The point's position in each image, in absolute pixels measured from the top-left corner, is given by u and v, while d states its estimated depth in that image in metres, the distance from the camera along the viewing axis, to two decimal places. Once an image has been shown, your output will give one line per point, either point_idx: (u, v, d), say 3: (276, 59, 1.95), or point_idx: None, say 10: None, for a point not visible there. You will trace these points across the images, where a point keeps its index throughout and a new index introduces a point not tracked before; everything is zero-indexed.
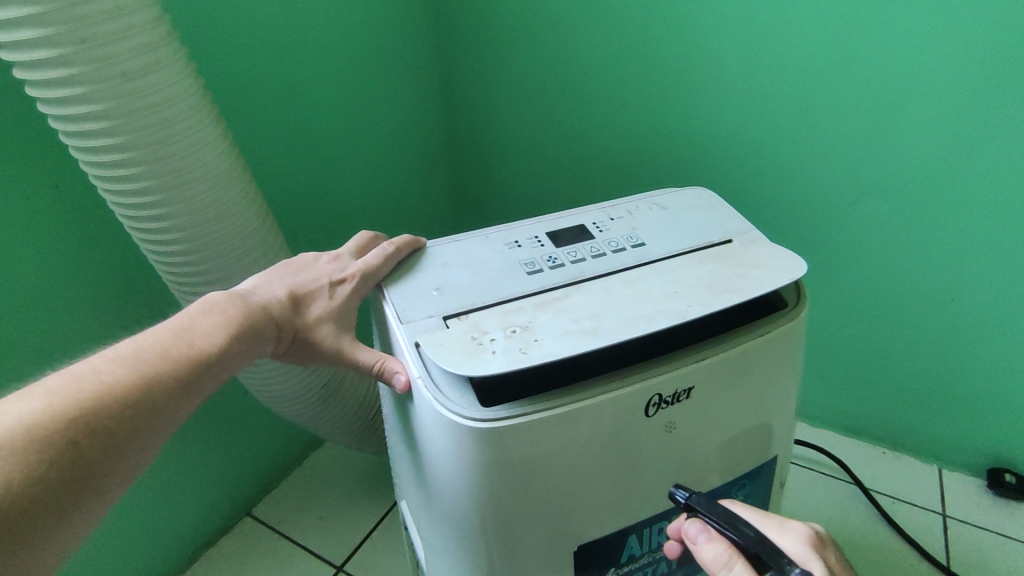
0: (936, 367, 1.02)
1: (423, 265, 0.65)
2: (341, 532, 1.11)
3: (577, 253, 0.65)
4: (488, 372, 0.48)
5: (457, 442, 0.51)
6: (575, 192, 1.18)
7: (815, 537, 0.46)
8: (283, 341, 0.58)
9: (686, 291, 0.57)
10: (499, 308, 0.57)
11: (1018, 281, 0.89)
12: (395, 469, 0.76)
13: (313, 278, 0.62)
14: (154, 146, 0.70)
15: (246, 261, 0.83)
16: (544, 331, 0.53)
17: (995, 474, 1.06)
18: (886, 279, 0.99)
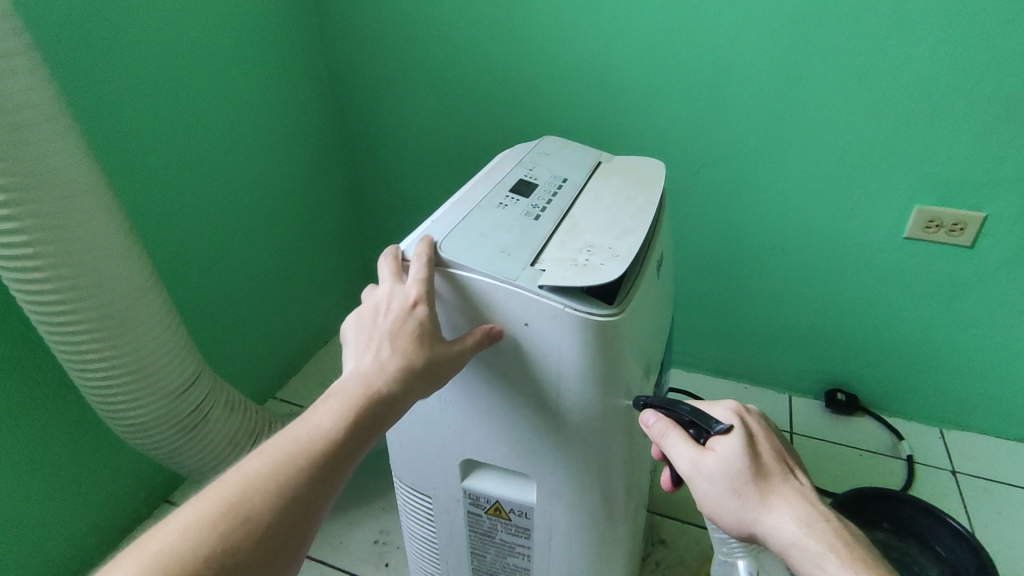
0: (780, 306, 1.22)
1: (456, 237, 0.59)
2: None
3: (543, 197, 0.68)
4: (620, 269, 0.55)
5: (589, 340, 0.55)
6: (465, 168, 1.27)
7: (740, 408, 0.57)
8: (414, 390, 0.53)
9: (631, 193, 0.70)
10: (551, 241, 0.61)
11: (834, 228, 1.09)
12: (434, 452, 0.67)
13: (390, 321, 0.54)
14: (58, 219, 0.66)
15: (150, 337, 0.79)
16: (605, 241, 0.59)
17: (831, 395, 1.27)
18: (737, 235, 1.16)
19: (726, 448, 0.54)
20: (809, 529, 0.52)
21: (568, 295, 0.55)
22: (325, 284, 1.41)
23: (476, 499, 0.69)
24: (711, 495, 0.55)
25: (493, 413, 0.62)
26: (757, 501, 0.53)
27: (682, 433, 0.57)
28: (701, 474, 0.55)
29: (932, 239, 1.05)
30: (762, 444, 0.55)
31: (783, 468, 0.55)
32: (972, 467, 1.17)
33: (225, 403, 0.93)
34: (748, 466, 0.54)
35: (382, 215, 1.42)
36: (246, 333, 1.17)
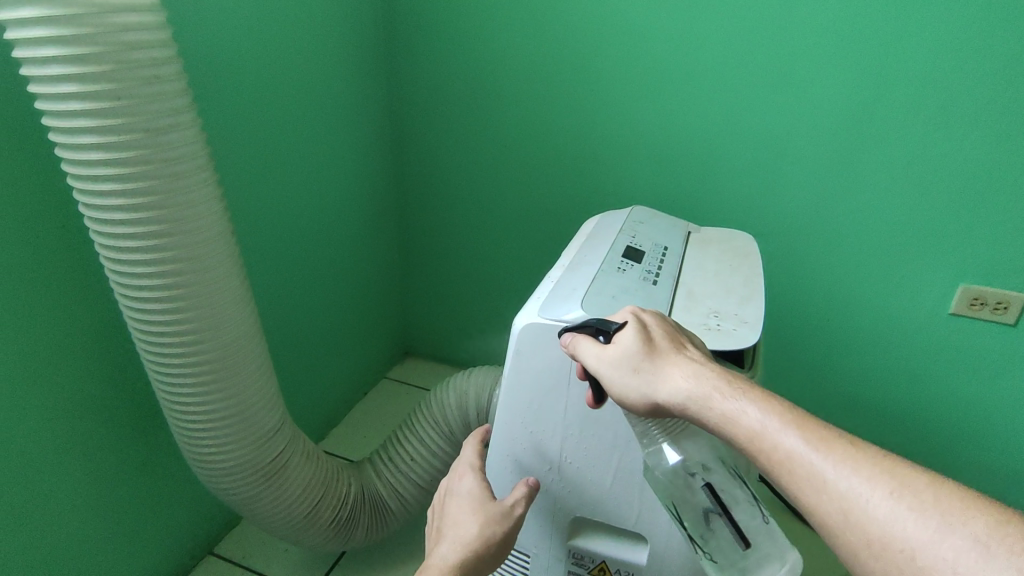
0: (822, 379, 1.23)
1: (592, 296, 0.62)
2: (304, 563, 1.09)
3: (654, 264, 0.72)
4: (755, 336, 0.58)
5: None
6: (519, 230, 1.31)
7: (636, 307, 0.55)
8: (481, 561, 0.59)
9: (733, 263, 0.74)
10: (677, 307, 0.64)
11: (880, 302, 1.12)
12: (544, 510, 0.69)
13: (451, 509, 0.64)
14: (186, 264, 0.68)
15: (247, 382, 0.80)
16: (729, 309, 0.63)
17: None
18: (783, 305, 1.19)
19: (623, 338, 0.52)
20: (700, 381, 0.47)
21: None
22: (371, 336, 1.41)
23: (579, 558, 0.70)
24: (615, 385, 0.51)
25: (606, 472, 0.64)
26: (651, 370, 0.50)
27: (587, 338, 0.54)
28: (604, 368, 0.52)
29: (976, 317, 1.06)
30: (657, 331, 0.53)
31: (677, 347, 0.51)
32: None
33: (302, 453, 0.92)
34: (640, 344, 0.51)
35: (429, 269, 1.45)
36: (299, 383, 1.17)
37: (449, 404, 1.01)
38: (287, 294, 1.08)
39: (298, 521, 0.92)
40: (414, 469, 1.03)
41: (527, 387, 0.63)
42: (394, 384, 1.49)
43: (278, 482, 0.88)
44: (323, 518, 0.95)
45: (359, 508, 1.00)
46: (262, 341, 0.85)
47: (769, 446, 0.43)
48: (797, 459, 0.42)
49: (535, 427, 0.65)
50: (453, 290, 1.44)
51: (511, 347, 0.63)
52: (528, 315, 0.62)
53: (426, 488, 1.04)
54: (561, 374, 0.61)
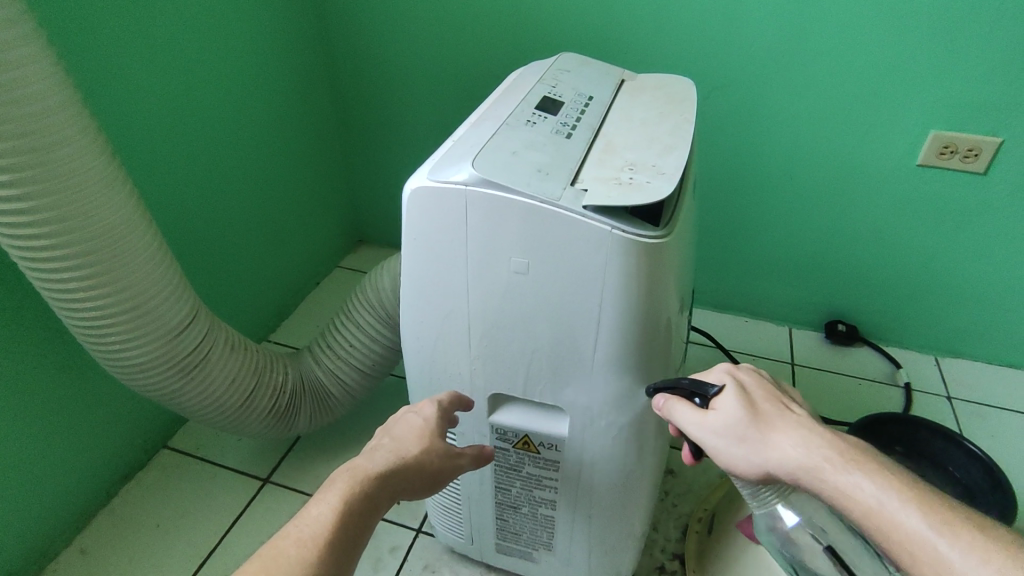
0: (779, 237, 1.23)
1: (489, 153, 0.54)
2: (259, 449, 1.10)
3: (571, 115, 0.63)
4: (670, 188, 0.51)
5: (635, 267, 0.51)
6: (459, 97, 1.20)
7: (732, 367, 0.56)
8: (406, 481, 0.57)
9: (665, 111, 0.65)
10: (590, 162, 0.56)
11: (839, 150, 1.09)
12: (463, 388, 0.65)
13: (402, 424, 0.61)
14: (24, 140, 0.59)
15: (141, 272, 0.74)
16: (649, 160, 0.55)
17: (831, 326, 1.29)
18: (739, 161, 1.16)
19: (724, 404, 0.53)
20: (811, 450, 0.49)
21: (614, 217, 0.50)
22: (316, 223, 1.34)
23: (503, 434, 0.68)
24: (721, 451, 0.53)
25: (516, 348, 0.59)
26: (760, 440, 0.51)
27: (686, 403, 0.55)
28: (709, 436, 0.54)
29: (944, 166, 1.06)
30: (759, 392, 0.54)
31: (781, 408, 0.53)
32: (965, 392, 1.21)
33: (224, 343, 0.87)
34: (746, 411, 0.52)
35: (370, 146, 1.34)
36: (237, 272, 1.13)
37: (382, 285, 0.96)
38: (195, 177, 1.00)
39: (233, 410, 0.90)
40: (353, 355, 0.99)
41: (427, 261, 0.57)
42: (345, 273, 1.42)
43: (201, 373, 0.84)
44: (259, 406, 0.93)
45: (298, 394, 0.98)
46: (152, 227, 0.77)
47: (889, 525, 0.45)
48: (920, 542, 0.43)
49: (440, 303, 0.59)
50: (396, 168, 1.35)
51: (404, 219, 0.56)
52: (417, 179, 0.55)
53: (368, 373, 1.01)
54: (457, 246, 0.55)
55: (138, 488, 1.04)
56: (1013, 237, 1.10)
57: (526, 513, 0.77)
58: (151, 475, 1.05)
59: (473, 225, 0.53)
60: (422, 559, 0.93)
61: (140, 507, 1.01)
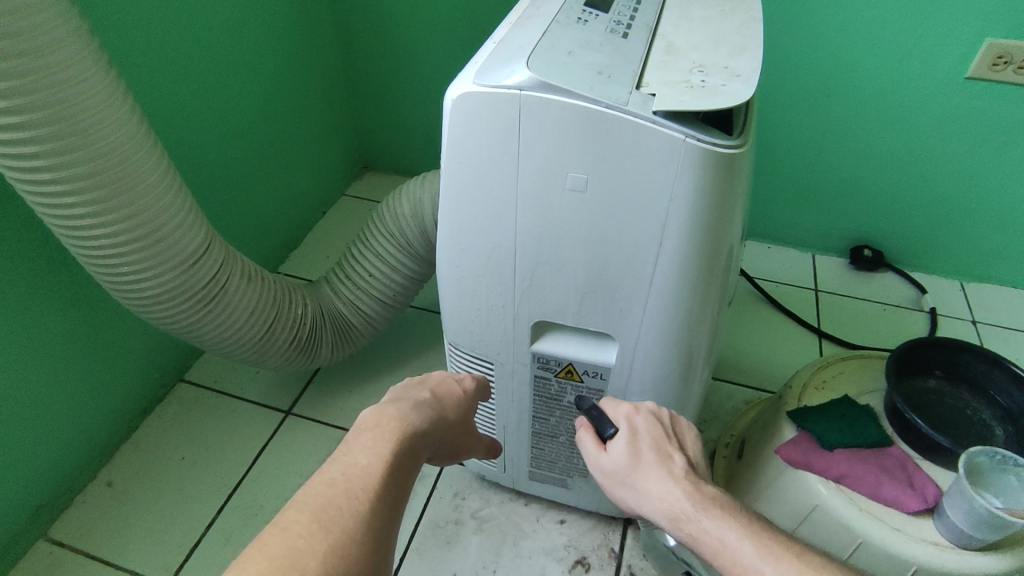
0: (812, 159, 1.17)
1: (544, 54, 0.48)
2: (279, 382, 1.08)
3: (624, 14, 0.56)
4: (749, 92, 0.45)
5: (708, 180, 0.46)
6: (476, 9, 1.10)
7: (633, 410, 0.58)
8: (439, 445, 0.57)
9: (728, 9, 0.58)
10: (653, 64, 0.50)
11: (886, 61, 1.03)
12: (505, 316, 0.62)
13: (438, 383, 0.60)
14: (9, 42, 0.53)
15: (150, 198, 0.68)
16: (719, 61, 0.49)
17: (857, 252, 1.25)
18: (776, 75, 1.09)
19: (616, 450, 0.56)
20: (671, 506, 0.51)
21: (687, 125, 0.45)
22: (322, 147, 1.26)
23: (544, 363, 0.65)
24: (612, 489, 0.57)
25: (568, 273, 0.55)
26: (636, 485, 0.54)
27: (590, 438, 0.58)
28: (603, 475, 0.57)
29: (996, 78, 1.00)
30: (650, 436, 0.56)
31: (664, 456, 0.54)
32: (990, 317, 1.19)
33: (241, 274, 0.83)
34: (632, 455, 0.55)
35: (378, 63, 1.24)
36: (247, 201, 1.07)
37: (402, 212, 0.90)
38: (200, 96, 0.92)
39: (254, 343, 0.87)
40: (371, 286, 0.95)
41: (473, 178, 0.52)
42: (354, 202, 1.36)
43: (220, 307, 0.81)
44: (279, 339, 0.90)
45: (318, 327, 0.94)
46: (158, 147, 0.71)
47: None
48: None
49: (485, 225, 0.55)
50: (406, 89, 1.26)
51: (447, 130, 0.51)
52: (462, 84, 0.49)
53: (389, 304, 0.98)
54: (506, 161, 0.50)
55: (160, 422, 1.02)
56: None
57: (562, 442, 0.75)
58: (171, 408, 1.04)
59: (526, 137, 0.48)
60: (451, 487, 0.93)
61: (164, 440, 1.00)
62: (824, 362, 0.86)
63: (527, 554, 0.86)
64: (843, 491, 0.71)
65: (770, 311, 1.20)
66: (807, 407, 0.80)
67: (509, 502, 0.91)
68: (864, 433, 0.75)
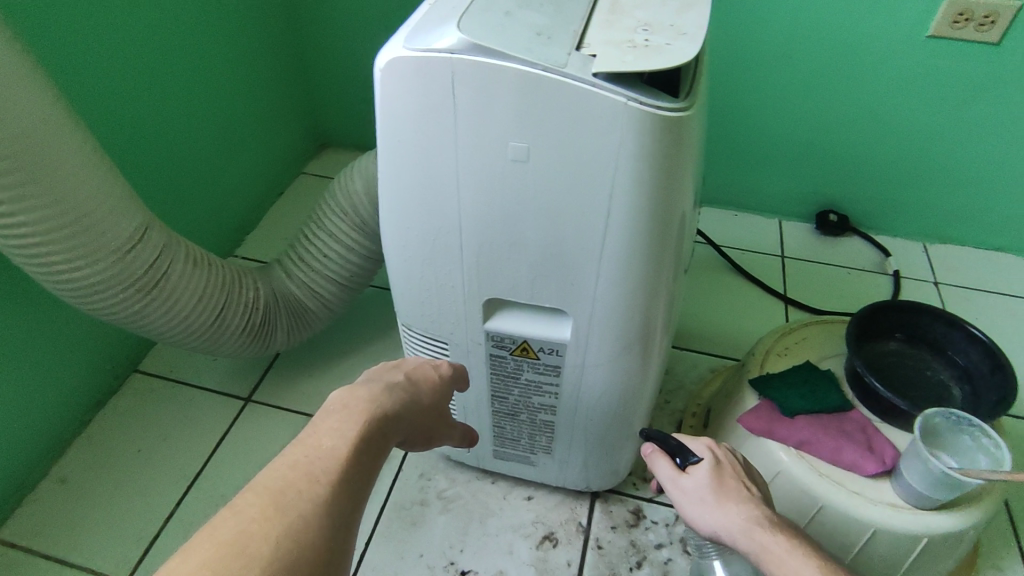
0: (776, 123, 1.16)
1: (478, 14, 0.45)
2: (237, 369, 1.05)
3: None
4: (694, 51, 0.43)
5: (653, 146, 0.44)
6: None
7: (714, 443, 0.63)
8: (412, 430, 0.55)
9: None
10: (596, 23, 0.47)
11: (848, 22, 1.01)
12: (455, 293, 0.60)
13: (414, 368, 0.59)
14: None
15: (74, 183, 0.64)
16: (665, 17, 0.47)
17: (823, 217, 1.25)
18: (739, 40, 1.07)
19: (699, 473, 0.60)
20: (750, 529, 0.55)
21: (630, 88, 0.43)
22: (273, 123, 1.21)
23: (499, 341, 0.63)
24: (685, 508, 0.60)
25: (517, 248, 0.53)
26: (715, 504, 0.57)
27: (668, 462, 0.62)
28: (678, 494, 0.60)
29: (957, 36, 0.99)
30: (730, 468, 0.61)
31: (743, 484, 0.58)
32: (951, 277, 1.21)
33: (185, 259, 0.79)
34: (714, 480, 0.59)
35: (328, 34, 1.19)
36: (194, 182, 1.02)
37: (355, 189, 0.87)
38: (132, 69, 0.87)
39: (204, 330, 0.84)
40: (327, 268, 0.92)
41: (411, 150, 0.49)
42: (310, 180, 1.31)
43: (164, 294, 0.77)
44: (231, 324, 0.86)
45: (272, 311, 0.91)
46: (80, 126, 0.66)
47: None
48: None
49: (427, 201, 0.52)
50: (359, 61, 1.21)
51: (380, 100, 0.47)
52: (391, 48, 0.45)
53: (346, 284, 0.94)
54: (443, 131, 0.46)
55: (114, 414, 0.98)
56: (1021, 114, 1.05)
57: (524, 420, 0.74)
58: (125, 400, 1.00)
59: (463, 104, 0.44)
60: (417, 468, 0.91)
61: (119, 433, 0.96)
62: (787, 329, 0.85)
63: (494, 532, 0.85)
64: (804, 458, 0.71)
65: (737, 279, 1.20)
66: (769, 375, 0.79)
67: (476, 480, 0.90)
68: (824, 399, 0.75)
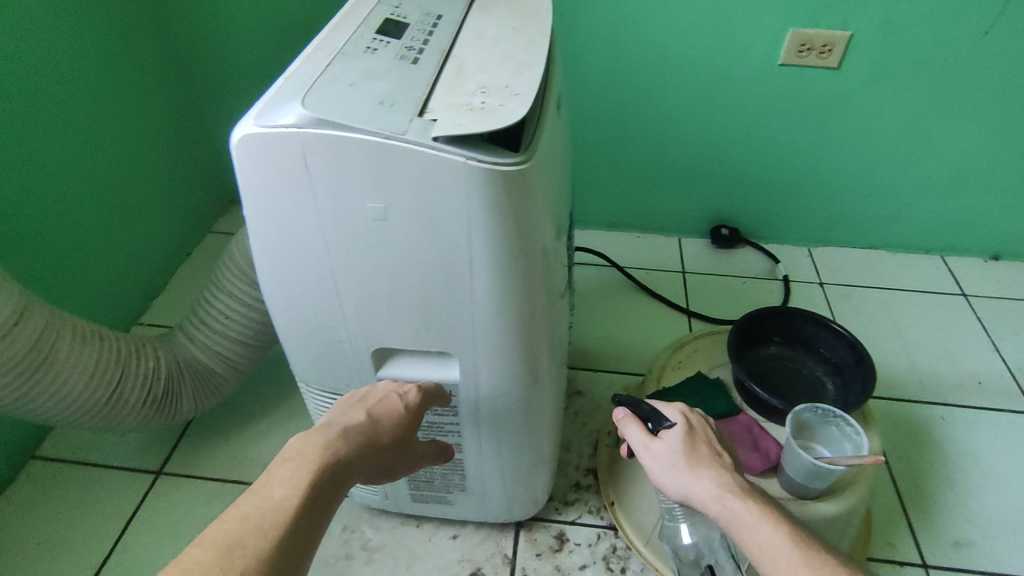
0: (660, 150, 1.25)
1: (323, 89, 0.48)
2: (146, 441, 1.01)
3: (417, 39, 0.57)
4: (523, 110, 0.47)
5: (498, 197, 0.48)
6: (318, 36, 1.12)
7: (688, 409, 0.63)
8: (370, 467, 0.60)
9: (519, 26, 0.60)
10: (440, 88, 0.51)
11: (708, 57, 1.11)
12: (344, 346, 0.61)
13: (378, 400, 0.61)
14: None
15: None
16: (503, 80, 0.51)
17: (715, 232, 1.34)
18: (615, 78, 1.16)
19: (671, 438, 0.59)
20: (721, 494, 0.55)
21: (469, 147, 0.46)
22: (174, 186, 1.19)
23: None
24: (656, 473, 0.60)
25: (393, 298, 0.56)
26: (688, 470, 0.57)
27: (641, 427, 0.62)
28: (650, 459, 0.60)
29: (803, 64, 1.10)
30: (703, 433, 0.61)
31: (715, 449, 0.59)
32: (834, 277, 1.31)
33: (72, 337, 0.77)
34: (688, 446, 0.59)
35: (223, 95, 1.21)
36: (88, 253, 1.01)
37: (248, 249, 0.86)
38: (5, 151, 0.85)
39: (100, 407, 0.81)
40: (231, 330, 0.90)
41: (276, 218, 0.51)
42: (216, 239, 1.30)
43: (47, 376, 0.74)
44: (129, 398, 0.84)
45: (175, 379, 0.88)
46: None
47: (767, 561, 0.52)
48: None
49: (300, 262, 0.54)
50: None
51: (239, 173, 0.49)
52: (244, 126, 0.48)
53: (252, 345, 0.92)
54: (303, 198, 0.49)
55: (11, 506, 0.93)
56: (868, 127, 1.17)
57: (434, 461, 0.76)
58: (24, 488, 0.95)
59: (317, 173, 0.47)
60: (339, 521, 0.91)
61: (18, 525, 0.91)
62: (680, 343, 0.91)
63: None
64: None
65: (643, 298, 1.26)
66: (664, 390, 0.84)
67: (401, 526, 0.90)
68: (715, 406, 0.81)
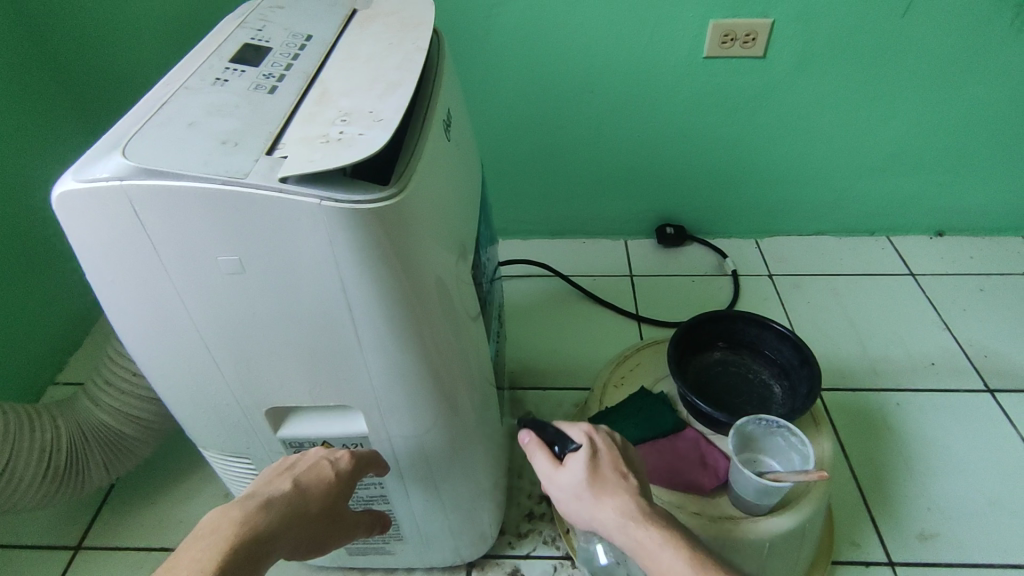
0: (595, 153, 1.21)
1: (156, 133, 0.42)
2: (64, 514, 0.93)
3: (279, 64, 0.51)
4: (384, 137, 0.42)
5: (365, 235, 0.42)
6: None
7: (592, 428, 0.57)
8: (297, 541, 0.55)
9: (396, 41, 0.54)
10: (295, 118, 0.45)
11: (631, 55, 1.07)
12: (234, 409, 0.55)
13: (305, 467, 0.56)
14: None
15: None
16: (368, 104, 0.46)
17: (660, 231, 1.30)
18: (539, 84, 1.11)
19: (575, 465, 0.54)
20: (629, 526, 0.51)
21: (324, 185, 0.41)
22: None
23: (298, 446, 0.59)
24: (566, 506, 0.55)
25: (274, 354, 0.50)
26: (593, 500, 0.53)
27: (547, 454, 0.57)
28: (558, 489, 0.55)
29: (728, 55, 1.07)
30: (609, 453, 0.56)
31: (621, 472, 0.54)
32: (783, 267, 1.29)
33: None
34: (590, 472, 0.54)
35: None
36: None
37: None
38: None
39: None
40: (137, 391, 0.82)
41: (121, 279, 0.45)
42: None
43: None
44: (22, 474, 0.77)
45: (78, 447, 0.81)
46: None
47: None
48: None
49: (162, 323, 0.48)
50: None
51: (70, 234, 0.43)
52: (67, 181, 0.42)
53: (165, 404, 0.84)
54: (146, 255, 0.43)
55: None
56: (802, 113, 1.15)
57: None
58: None
59: (154, 228, 0.41)
60: None
61: None
62: (622, 357, 0.87)
63: None
64: None
65: (592, 306, 1.22)
66: (606, 410, 0.80)
67: None
68: (658, 423, 0.77)
